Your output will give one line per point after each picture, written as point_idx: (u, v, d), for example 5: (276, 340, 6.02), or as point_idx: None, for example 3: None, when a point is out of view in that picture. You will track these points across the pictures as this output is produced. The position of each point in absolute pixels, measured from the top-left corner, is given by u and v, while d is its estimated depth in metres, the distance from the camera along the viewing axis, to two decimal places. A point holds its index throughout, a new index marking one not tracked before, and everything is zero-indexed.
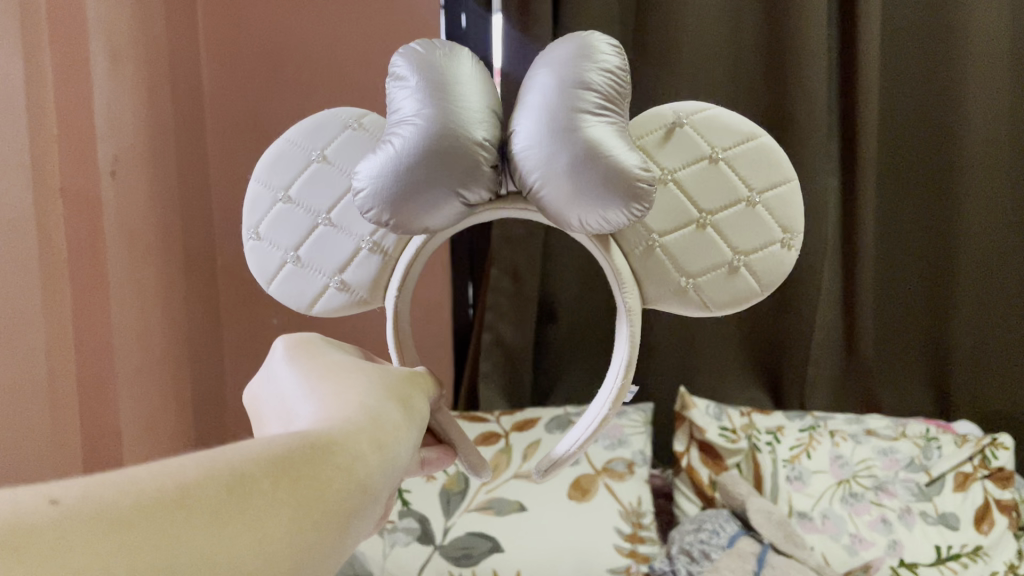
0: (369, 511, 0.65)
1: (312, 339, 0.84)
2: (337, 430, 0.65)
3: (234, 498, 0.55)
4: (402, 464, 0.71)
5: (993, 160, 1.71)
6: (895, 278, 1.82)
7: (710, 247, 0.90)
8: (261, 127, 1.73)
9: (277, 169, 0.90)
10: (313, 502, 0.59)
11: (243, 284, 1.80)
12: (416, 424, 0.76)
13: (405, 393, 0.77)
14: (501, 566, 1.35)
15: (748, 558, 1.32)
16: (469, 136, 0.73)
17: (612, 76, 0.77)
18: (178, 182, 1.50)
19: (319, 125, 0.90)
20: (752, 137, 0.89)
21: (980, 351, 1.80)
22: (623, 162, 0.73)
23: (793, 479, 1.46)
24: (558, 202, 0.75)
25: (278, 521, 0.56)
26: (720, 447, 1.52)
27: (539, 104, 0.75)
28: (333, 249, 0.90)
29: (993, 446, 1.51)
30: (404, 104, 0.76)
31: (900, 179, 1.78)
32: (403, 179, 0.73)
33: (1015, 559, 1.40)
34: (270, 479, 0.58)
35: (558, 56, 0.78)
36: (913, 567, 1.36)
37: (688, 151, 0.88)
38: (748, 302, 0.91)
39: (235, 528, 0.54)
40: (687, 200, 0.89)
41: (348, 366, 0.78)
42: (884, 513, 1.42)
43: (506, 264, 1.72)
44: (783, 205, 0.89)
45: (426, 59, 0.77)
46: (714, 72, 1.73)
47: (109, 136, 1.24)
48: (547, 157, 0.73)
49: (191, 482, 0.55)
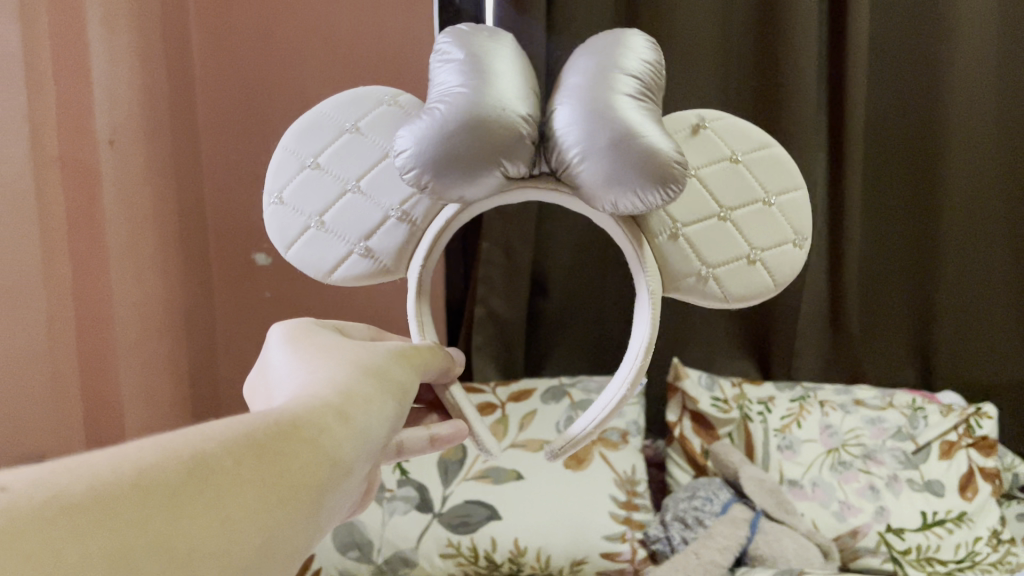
0: (341, 486, 0.63)
1: (307, 323, 0.84)
2: (301, 409, 0.64)
3: (194, 478, 0.53)
4: (377, 438, 0.69)
5: (976, 133, 1.74)
6: (882, 253, 1.84)
7: (729, 240, 0.89)
8: (252, 98, 1.72)
9: (307, 138, 0.90)
10: (276, 480, 0.57)
11: (236, 257, 1.80)
12: (395, 398, 0.74)
13: (383, 366, 0.75)
14: (498, 534, 1.38)
15: (742, 524, 1.36)
16: (515, 110, 0.76)
17: (649, 71, 0.81)
18: (172, 154, 1.50)
19: (354, 100, 0.91)
20: (768, 147, 0.91)
21: (961, 324, 1.85)
22: (660, 143, 0.74)
23: (784, 448, 1.49)
24: (595, 180, 0.76)
25: (240, 499, 0.55)
26: (712, 417, 1.54)
27: (580, 87, 0.78)
28: (361, 216, 0.90)
29: (978, 416, 1.55)
30: (449, 79, 0.78)
31: (887, 153, 1.79)
32: (446, 141, 0.74)
33: (998, 525, 1.45)
34: (232, 457, 0.56)
35: (597, 50, 0.82)
36: (900, 533, 1.40)
37: (710, 151, 0.89)
38: (762, 297, 0.90)
39: (199, 509, 0.52)
40: (708, 194, 0.89)
41: (338, 346, 0.77)
42: (872, 481, 1.45)
43: (499, 238, 1.72)
44: (796, 209, 0.91)
45: (471, 42, 0.81)
46: (705, 46, 1.74)
47: (106, 107, 1.23)
48: (587, 134, 0.75)
49: (149, 465, 0.52)
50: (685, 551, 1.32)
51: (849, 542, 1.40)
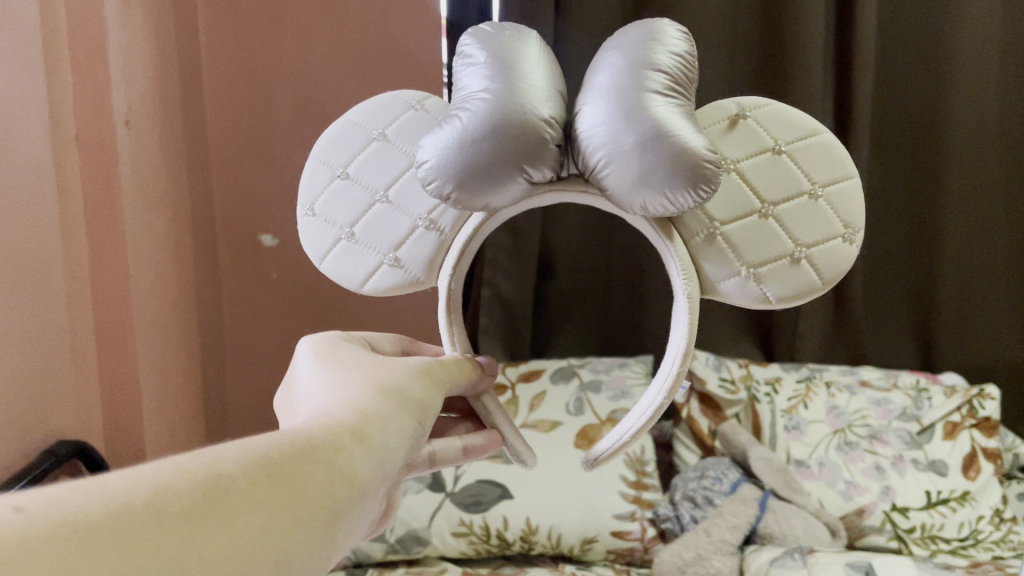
0: (359, 507, 0.62)
1: (335, 338, 0.83)
2: (318, 430, 0.63)
3: (210, 499, 0.51)
4: (397, 458, 0.68)
5: (979, 118, 1.76)
6: (885, 237, 1.85)
7: (771, 237, 0.81)
8: (259, 78, 1.72)
9: (336, 147, 0.86)
10: (292, 501, 0.55)
11: (244, 239, 1.80)
12: (414, 415, 0.72)
13: (402, 383, 0.74)
14: (510, 513, 1.40)
15: (751, 503, 1.38)
16: (537, 112, 0.73)
17: (681, 60, 0.76)
18: (183, 134, 1.49)
19: (382, 105, 0.86)
20: (814, 134, 0.82)
21: (963, 307, 1.87)
22: (690, 142, 0.70)
23: (790, 429, 1.51)
24: (624, 184, 0.73)
25: (257, 520, 0.52)
26: (719, 398, 1.56)
27: (606, 84, 0.74)
28: (391, 228, 0.85)
29: (980, 397, 1.56)
30: (471, 81, 0.76)
31: (892, 137, 1.80)
32: (467, 152, 0.72)
33: (1000, 504, 1.47)
34: (248, 478, 0.54)
35: (626, 41, 0.77)
36: (905, 512, 1.43)
37: (752, 142, 0.81)
38: (809, 297, 0.82)
39: (211, 532, 0.49)
40: (748, 188, 0.81)
41: (362, 361, 0.77)
42: (877, 461, 1.47)
43: (507, 219, 1.73)
44: (845, 201, 0.82)
45: (494, 39, 0.78)
46: (712, 29, 1.74)
47: (123, 87, 1.21)
48: (614, 136, 0.72)
49: (165, 486, 0.50)
50: (696, 530, 1.37)
51: (855, 521, 1.43)
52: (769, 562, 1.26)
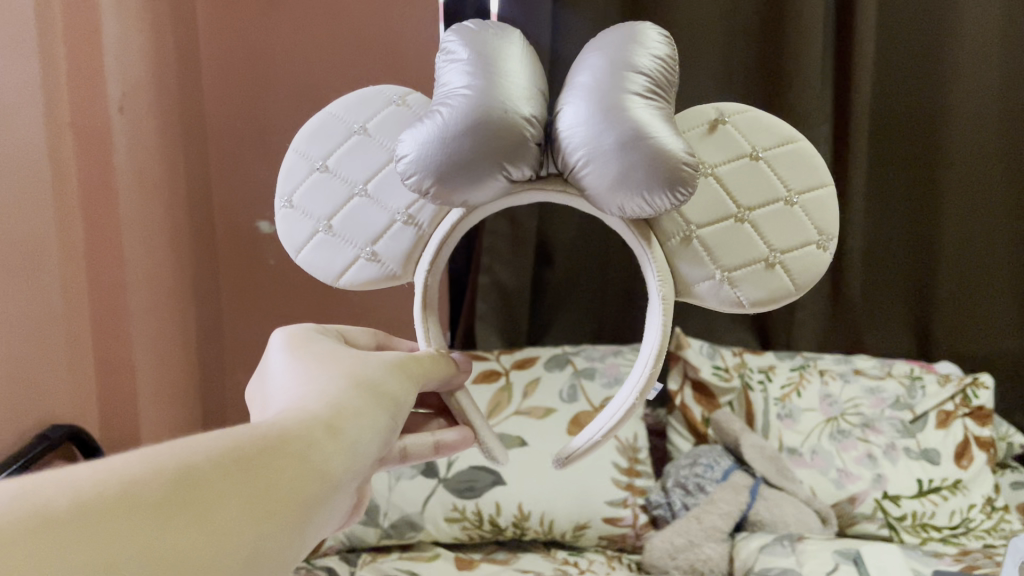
0: (332, 501, 0.62)
1: (309, 330, 0.84)
2: (290, 422, 0.63)
3: (184, 490, 0.52)
4: (369, 452, 0.69)
5: (979, 107, 1.75)
6: (884, 226, 1.85)
7: (746, 242, 0.81)
8: (257, 65, 1.72)
9: (317, 140, 0.87)
10: (265, 493, 0.56)
11: (242, 225, 1.81)
12: (388, 410, 0.73)
13: (377, 378, 0.75)
14: (503, 499, 1.42)
15: (742, 490, 1.39)
16: (517, 110, 0.73)
17: (661, 63, 0.77)
18: (180, 122, 1.50)
19: (363, 100, 0.87)
20: (791, 141, 0.82)
21: (960, 297, 1.86)
22: (668, 144, 0.71)
23: (784, 417, 1.52)
24: (602, 184, 0.73)
25: (230, 512, 0.53)
26: (713, 386, 1.57)
27: (587, 84, 0.74)
28: (369, 220, 0.86)
29: (974, 385, 1.56)
30: (453, 78, 0.77)
31: (891, 125, 1.80)
32: (447, 147, 0.73)
33: (992, 493, 1.48)
34: (217, 469, 0.55)
35: (608, 42, 0.78)
36: (896, 500, 1.43)
37: (729, 148, 0.81)
38: (782, 302, 0.82)
39: (185, 523, 0.50)
40: (724, 193, 0.81)
41: (337, 355, 0.77)
42: (870, 449, 1.48)
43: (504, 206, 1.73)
44: (820, 208, 0.82)
45: (478, 37, 0.78)
46: (711, 16, 1.73)
47: (117, 73, 1.21)
48: (593, 136, 0.72)
49: (134, 478, 0.51)
50: (686, 517, 1.38)
51: (847, 508, 1.43)
52: (760, 549, 1.27)
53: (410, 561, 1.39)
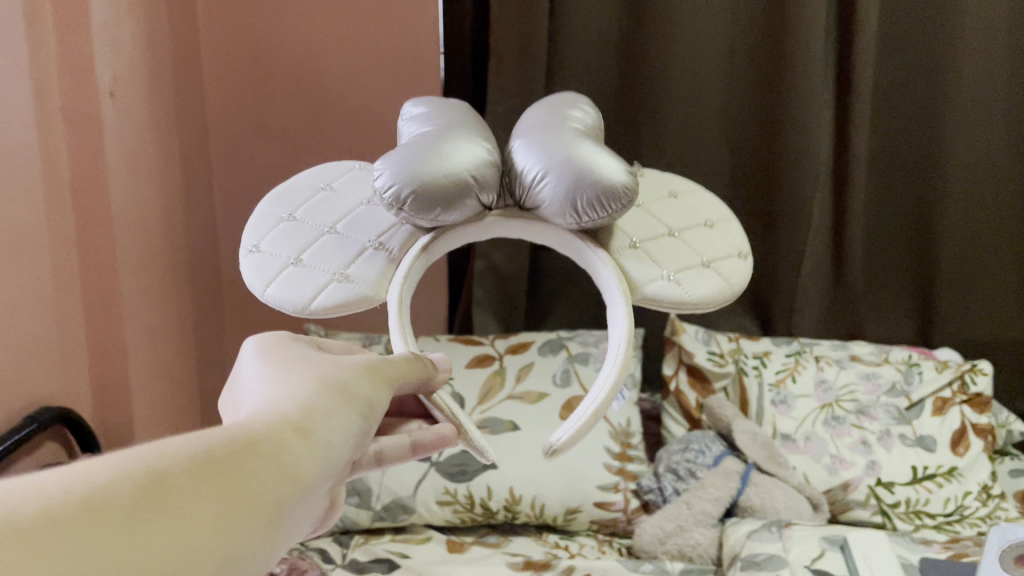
0: (304, 503, 0.60)
1: (282, 336, 0.78)
2: (262, 425, 0.61)
3: (151, 497, 0.50)
4: (344, 453, 0.66)
5: (986, 90, 1.72)
6: (886, 211, 1.83)
7: (679, 252, 0.93)
8: (256, 50, 1.73)
9: (284, 200, 0.96)
10: (235, 498, 0.54)
11: (242, 210, 1.82)
12: (360, 411, 0.69)
13: (347, 380, 0.70)
14: (494, 483, 1.43)
15: (733, 476, 1.38)
16: (480, 143, 0.89)
17: (589, 115, 0.97)
18: (176, 108, 1.51)
19: (325, 172, 1.01)
20: (691, 187, 1.03)
21: (964, 283, 1.83)
22: (611, 160, 0.87)
23: (778, 403, 1.51)
24: (562, 193, 0.86)
25: (199, 516, 0.51)
26: (708, 371, 1.57)
27: (537, 125, 0.94)
28: (343, 252, 0.91)
29: (973, 372, 1.54)
30: (419, 130, 0.92)
31: (895, 109, 1.77)
32: (424, 166, 0.84)
33: (988, 480, 1.46)
34: (189, 473, 0.53)
35: (546, 103, 0.99)
36: (890, 486, 1.43)
37: (650, 188, 1.03)
38: (721, 299, 0.90)
39: (152, 530, 0.49)
40: (653, 219, 0.97)
41: (310, 360, 0.72)
42: (864, 435, 1.47)
43: None
44: (730, 230, 0.98)
45: (440, 102, 0.97)
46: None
47: (108, 58, 1.21)
48: (550, 157, 0.87)
49: (101, 484, 0.49)
50: (677, 502, 1.37)
51: (840, 495, 1.43)
52: (748, 535, 1.26)
53: (402, 543, 1.41)
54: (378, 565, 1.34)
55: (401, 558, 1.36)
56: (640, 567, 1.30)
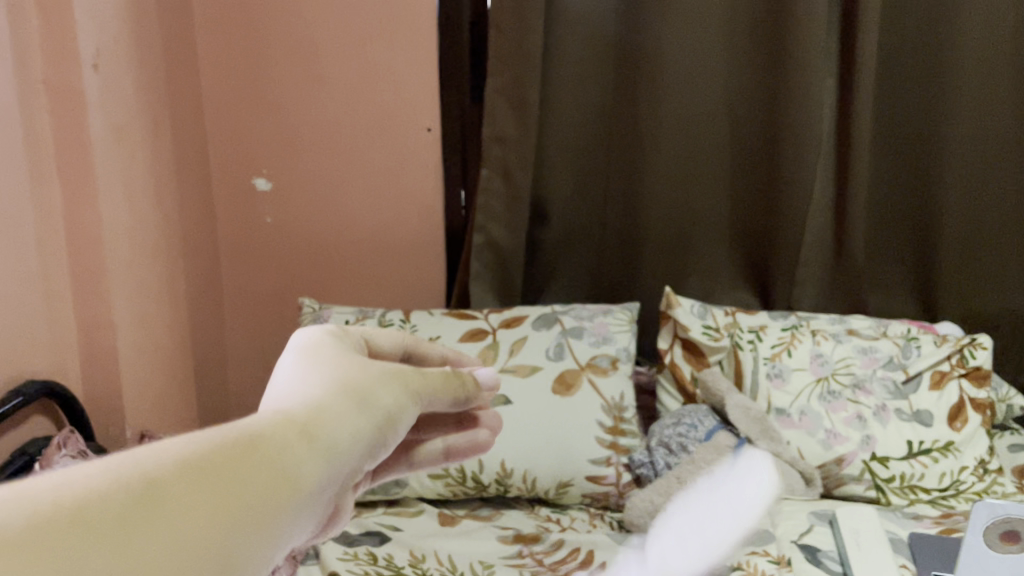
0: (305, 526, 0.44)
1: (327, 331, 0.58)
2: (257, 424, 0.44)
3: (126, 511, 0.35)
4: (359, 461, 0.49)
5: (990, 58, 1.68)
6: (888, 183, 1.81)
7: None
8: (251, 22, 1.72)
9: None
10: (226, 516, 0.38)
11: (239, 184, 1.82)
12: (380, 418, 0.51)
13: (367, 385, 0.52)
14: (486, 456, 1.43)
15: (724, 450, 1.37)
16: None
17: None
18: (167, 79, 1.50)
19: None
20: None
21: (968, 256, 1.80)
22: None
23: (772, 377, 1.50)
24: None
25: (184, 540, 0.36)
26: (703, 345, 1.56)
27: None
28: None
29: (972, 346, 1.52)
30: None
31: (898, 79, 1.74)
32: None
33: (985, 454, 1.44)
34: (176, 478, 0.38)
35: None
36: (885, 461, 1.41)
37: None
38: None
39: (125, 552, 0.34)
40: None
41: (341, 356, 0.55)
42: (860, 410, 1.46)
43: (498, 164, 1.72)
44: None
45: None
46: None
47: (91, 30, 1.20)
48: None
49: (59, 492, 0.34)
50: (669, 476, 1.37)
51: (834, 469, 1.42)
52: None
53: (395, 516, 1.42)
54: (369, 537, 1.35)
55: (392, 530, 1.37)
56: (628, 541, 1.32)
